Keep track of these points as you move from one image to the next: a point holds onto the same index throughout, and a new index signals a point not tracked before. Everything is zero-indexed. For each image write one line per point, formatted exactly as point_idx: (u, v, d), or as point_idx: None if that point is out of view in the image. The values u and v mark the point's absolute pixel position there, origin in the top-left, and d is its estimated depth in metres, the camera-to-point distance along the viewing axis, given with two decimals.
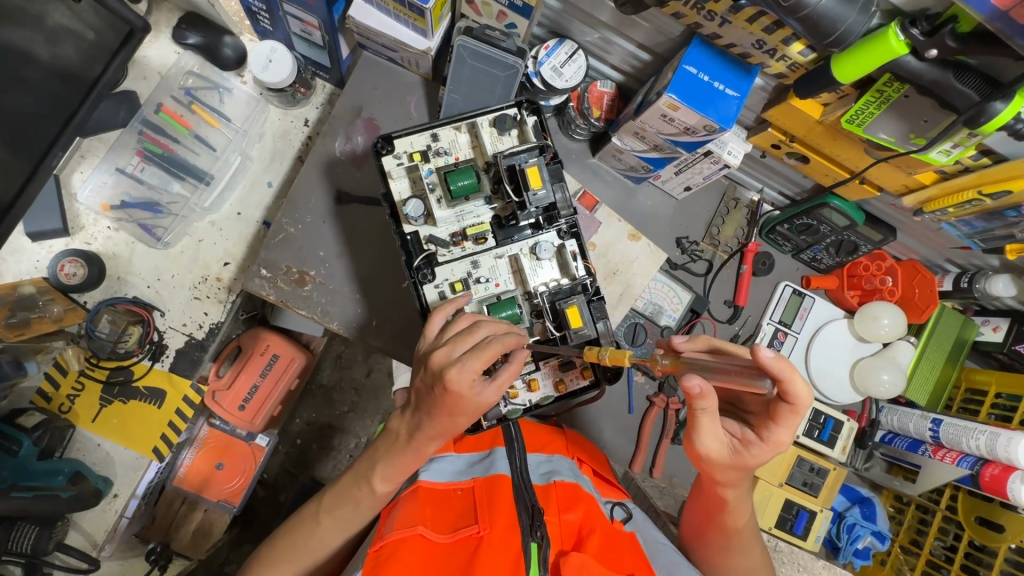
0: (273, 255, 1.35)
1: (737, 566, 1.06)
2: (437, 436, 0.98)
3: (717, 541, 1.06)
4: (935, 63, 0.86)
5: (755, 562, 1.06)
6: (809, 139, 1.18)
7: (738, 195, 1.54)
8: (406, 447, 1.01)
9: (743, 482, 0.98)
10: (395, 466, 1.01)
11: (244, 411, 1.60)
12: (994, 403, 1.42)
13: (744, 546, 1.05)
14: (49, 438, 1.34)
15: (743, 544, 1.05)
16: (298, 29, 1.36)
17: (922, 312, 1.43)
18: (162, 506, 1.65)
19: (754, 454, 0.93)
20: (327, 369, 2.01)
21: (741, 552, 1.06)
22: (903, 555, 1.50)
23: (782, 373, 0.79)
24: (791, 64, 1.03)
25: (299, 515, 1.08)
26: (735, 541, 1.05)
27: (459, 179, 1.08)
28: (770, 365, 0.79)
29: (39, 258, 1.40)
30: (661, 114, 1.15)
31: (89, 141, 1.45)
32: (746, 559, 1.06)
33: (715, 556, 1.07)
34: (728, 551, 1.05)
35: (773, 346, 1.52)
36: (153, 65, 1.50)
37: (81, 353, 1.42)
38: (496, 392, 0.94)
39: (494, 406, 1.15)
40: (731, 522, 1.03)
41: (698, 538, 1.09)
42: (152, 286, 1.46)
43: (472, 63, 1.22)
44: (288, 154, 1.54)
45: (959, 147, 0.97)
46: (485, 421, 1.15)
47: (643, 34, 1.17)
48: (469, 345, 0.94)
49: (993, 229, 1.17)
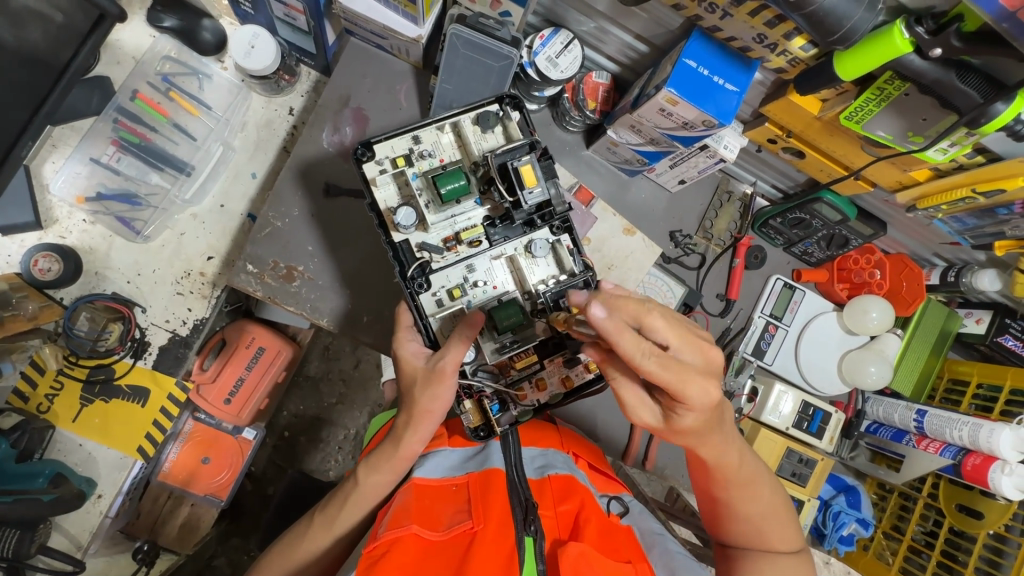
0: (260, 250, 1.30)
1: (736, 513, 1.00)
2: (416, 426, 1.03)
3: (718, 493, 1.00)
4: (938, 62, 0.85)
5: (761, 506, 1.00)
6: (807, 134, 1.17)
7: (731, 187, 1.53)
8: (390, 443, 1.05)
9: (712, 434, 0.89)
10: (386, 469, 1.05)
11: (230, 405, 1.56)
12: (974, 393, 1.46)
13: (742, 496, 0.99)
14: (27, 440, 1.29)
15: (741, 494, 0.99)
16: (280, 12, 1.29)
17: (909, 304, 1.46)
18: (147, 502, 1.58)
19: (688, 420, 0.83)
20: (314, 361, 1.97)
21: (744, 498, 0.99)
22: (886, 540, 1.55)
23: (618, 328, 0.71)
24: (792, 58, 1.02)
25: (292, 530, 1.10)
26: (731, 493, 0.99)
27: (447, 182, 1.03)
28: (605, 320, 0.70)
29: (10, 253, 1.33)
30: (659, 108, 1.13)
31: (61, 129, 1.37)
32: (751, 503, 1.00)
33: (716, 508, 1.03)
34: (730, 502, 1.00)
35: (763, 341, 1.54)
36: (127, 49, 1.42)
37: (58, 352, 1.36)
38: (444, 359, 1.00)
39: (506, 411, 1.12)
40: (723, 476, 0.97)
41: (700, 494, 1.05)
42: (132, 282, 1.41)
43: (465, 52, 1.17)
44: (272, 144, 1.49)
45: (956, 146, 0.97)
46: (498, 426, 1.12)
47: (640, 24, 1.15)
48: (402, 331, 1.08)
49: (983, 226, 1.19)
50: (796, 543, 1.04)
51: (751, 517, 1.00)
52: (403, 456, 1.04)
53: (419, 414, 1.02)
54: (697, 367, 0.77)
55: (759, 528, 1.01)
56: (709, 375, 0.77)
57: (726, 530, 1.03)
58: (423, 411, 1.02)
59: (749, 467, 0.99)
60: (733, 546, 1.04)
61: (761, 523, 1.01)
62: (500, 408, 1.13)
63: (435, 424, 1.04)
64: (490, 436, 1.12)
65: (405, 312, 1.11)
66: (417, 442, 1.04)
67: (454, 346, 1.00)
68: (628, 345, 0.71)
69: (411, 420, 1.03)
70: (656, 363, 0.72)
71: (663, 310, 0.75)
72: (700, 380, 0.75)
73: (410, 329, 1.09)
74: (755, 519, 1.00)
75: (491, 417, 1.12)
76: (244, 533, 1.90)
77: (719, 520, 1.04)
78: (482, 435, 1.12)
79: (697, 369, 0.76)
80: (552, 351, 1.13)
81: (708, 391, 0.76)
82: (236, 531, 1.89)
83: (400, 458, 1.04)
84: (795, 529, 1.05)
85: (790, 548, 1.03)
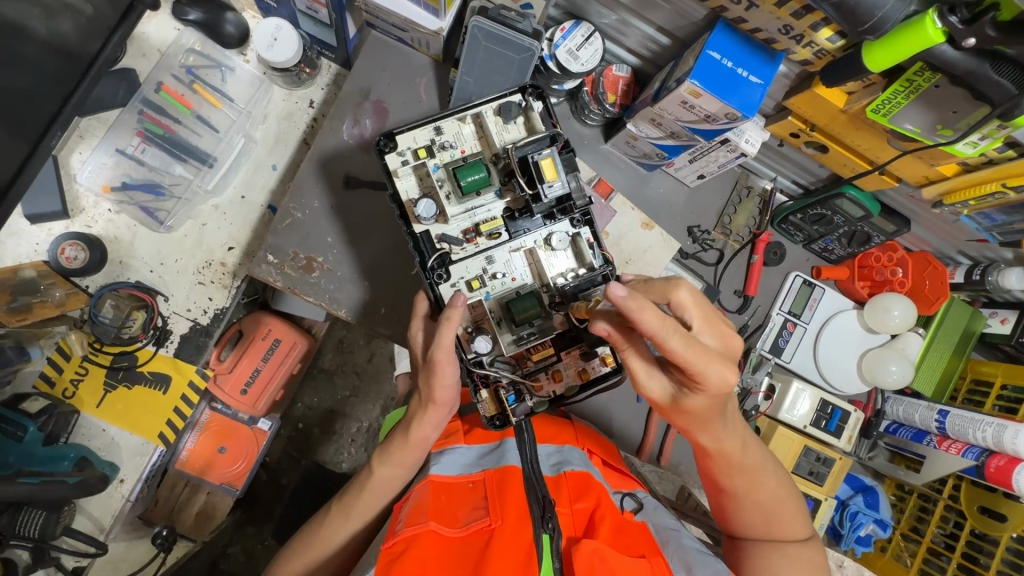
0: (280, 242, 1.32)
1: (748, 503, 0.99)
2: (426, 412, 1.03)
3: (730, 485, 0.99)
4: (971, 53, 0.83)
5: (769, 495, 1.00)
6: (830, 128, 1.16)
7: (750, 183, 1.52)
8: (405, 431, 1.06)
9: (711, 424, 0.89)
10: (398, 460, 1.06)
11: (247, 396, 1.59)
12: (998, 394, 1.43)
13: (752, 483, 0.98)
14: (53, 424, 1.32)
15: (750, 481, 0.98)
16: (303, 6, 1.30)
17: (931, 303, 1.44)
18: (165, 489, 1.63)
19: (700, 399, 0.82)
20: (329, 354, 1.99)
21: (752, 485, 0.99)
22: (904, 542, 1.53)
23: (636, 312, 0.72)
24: (818, 50, 1.00)
25: (311, 522, 1.11)
26: (741, 483, 0.98)
27: (468, 174, 1.04)
28: (625, 303, 0.71)
29: (37, 241, 1.36)
30: (681, 101, 1.12)
31: (88, 120, 1.40)
32: (760, 490, 0.99)
33: (725, 498, 1.02)
34: (742, 491, 0.99)
35: (781, 338, 1.53)
36: (152, 42, 1.44)
37: (84, 338, 1.39)
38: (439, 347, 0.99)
39: (522, 402, 1.12)
40: (729, 463, 0.96)
41: (709, 486, 1.04)
42: (155, 271, 1.43)
43: (486, 44, 1.17)
44: (292, 137, 1.50)
45: (987, 139, 0.96)
46: (514, 417, 1.11)
47: (663, 16, 1.14)
48: (417, 320, 1.10)
49: (1013, 223, 1.17)
50: (805, 531, 1.03)
51: (759, 506, 0.99)
52: (416, 441, 1.05)
53: (436, 404, 1.02)
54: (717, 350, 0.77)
55: (767, 518, 1.00)
56: (727, 361, 0.77)
57: (735, 521, 1.03)
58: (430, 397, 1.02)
59: (754, 454, 0.98)
60: (743, 538, 1.03)
61: (773, 513, 1.00)
62: (515, 399, 1.12)
63: (444, 411, 1.04)
64: (506, 426, 1.12)
65: (422, 301, 1.12)
66: (426, 430, 1.04)
67: (443, 331, 0.98)
68: (653, 325, 0.71)
69: (427, 412, 1.03)
70: (680, 342, 0.72)
71: (692, 287, 0.79)
72: (719, 362, 0.75)
73: (425, 318, 1.10)
74: (763, 508, 0.99)
75: (507, 408, 1.11)
76: (258, 521, 1.92)
77: (731, 513, 1.03)
78: (499, 424, 1.13)
79: (716, 353, 0.76)
80: (569, 343, 1.14)
81: (726, 375, 0.76)
82: (252, 520, 1.92)
83: (412, 447, 1.05)
84: (805, 517, 1.04)
85: (798, 536, 1.01)
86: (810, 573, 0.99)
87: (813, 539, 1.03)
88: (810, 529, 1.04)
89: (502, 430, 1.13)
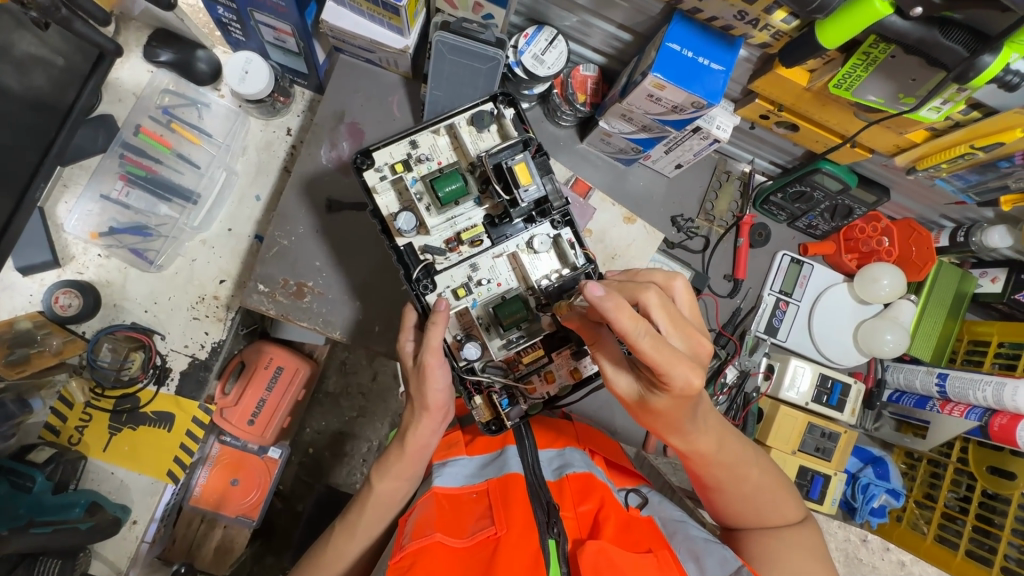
0: (269, 270, 1.33)
1: (737, 496, 1.00)
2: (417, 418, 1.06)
3: (716, 481, 1.00)
4: (919, 21, 0.85)
5: (754, 484, 1.00)
6: (798, 107, 1.18)
7: (729, 167, 1.54)
8: (403, 443, 1.07)
9: (684, 425, 0.89)
10: (400, 473, 1.07)
11: (254, 426, 1.58)
12: (996, 352, 1.43)
13: (737, 476, 0.99)
14: (61, 472, 1.33)
15: (735, 475, 0.99)
16: (271, 37, 1.32)
17: (921, 269, 1.44)
18: (181, 527, 1.62)
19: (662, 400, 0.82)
20: (332, 377, 2.00)
21: (737, 478, 0.99)
22: (919, 509, 1.53)
23: (610, 311, 0.73)
24: (775, 32, 1.02)
25: (315, 548, 1.10)
26: (726, 477, 0.99)
27: (446, 184, 1.07)
28: (602, 303, 0.74)
29: (31, 292, 1.39)
30: (648, 94, 1.14)
31: (71, 169, 1.43)
32: (744, 482, 1.00)
33: (714, 495, 1.02)
34: (729, 486, 0.99)
35: (774, 318, 1.54)
36: (127, 86, 1.47)
37: (85, 384, 1.41)
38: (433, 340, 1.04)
39: (516, 405, 1.14)
40: (709, 461, 0.97)
41: (696, 484, 1.05)
42: (149, 310, 1.45)
43: (452, 57, 1.19)
44: (273, 166, 1.53)
45: (948, 103, 0.98)
46: (508, 421, 1.13)
47: (622, 14, 1.16)
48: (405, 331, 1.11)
49: (987, 182, 1.18)
50: (797, 514, 1.04)
51: (747, 496, 1.00)
52: (414, 451, 1.07)
53: (429, 409, 1.06)
54: (687, 354, 0.77)
55: (759, 507, 1.01)
56: (696, 364, 0.77)
57: (728, 513, 1.03)
58: (433, 404, 1.06)
59: (733, 448, 0.98)
60: (738, 527, 1.04)
61: (761, 499, 1.01)
62: (509, 403, 1.14)
63: (433, 414, 1.07)
64: (502, 430, 1.13)
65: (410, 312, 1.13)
66: (423, 437, 1.07)
67: (432, 333, 1.03)
68: (626, 325, 0.72)
69: (422, 419, 1.06)
70: (650, 343, 0.73)
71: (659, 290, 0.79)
72: (686, 364, 0.75)
73: (412, 329, 1.12)
74: (752, 499, 1.00)
75: (502, 412, 1.13)
76: (278, 550, 1.92)
77: (723, 507, 1.03)
78: (495, 429, 1.13)
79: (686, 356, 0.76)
80: (558, 344, 1.14)
81: (692, 377, 0.76)
82: (270, 550, 1.92)
83: (409, 459, 1.07)
84: (793, 501, 1.05)
85: (790, 519, 1.03)
86: (811, 554, 0.99)
87: (806, 521, 1.04)
88: (802, 511, 1.05)
89: (499, 434, 1.14)
